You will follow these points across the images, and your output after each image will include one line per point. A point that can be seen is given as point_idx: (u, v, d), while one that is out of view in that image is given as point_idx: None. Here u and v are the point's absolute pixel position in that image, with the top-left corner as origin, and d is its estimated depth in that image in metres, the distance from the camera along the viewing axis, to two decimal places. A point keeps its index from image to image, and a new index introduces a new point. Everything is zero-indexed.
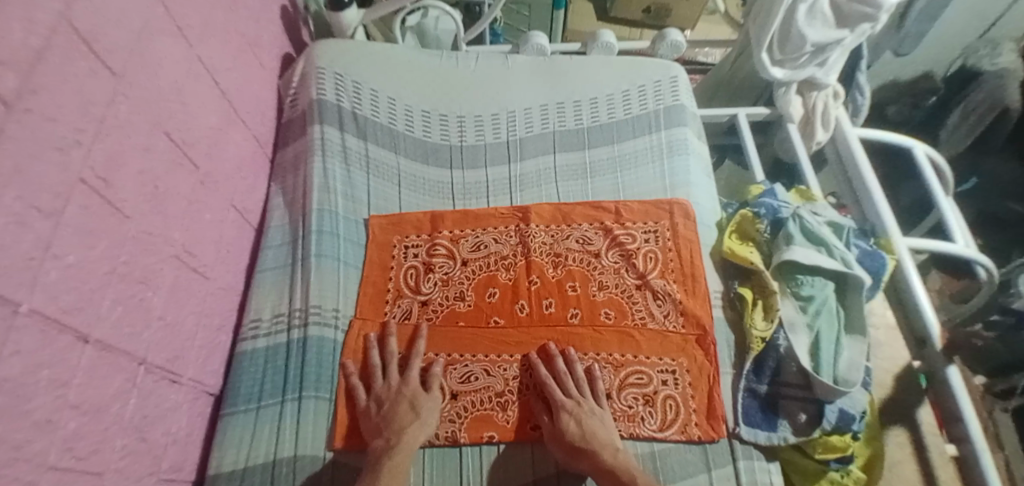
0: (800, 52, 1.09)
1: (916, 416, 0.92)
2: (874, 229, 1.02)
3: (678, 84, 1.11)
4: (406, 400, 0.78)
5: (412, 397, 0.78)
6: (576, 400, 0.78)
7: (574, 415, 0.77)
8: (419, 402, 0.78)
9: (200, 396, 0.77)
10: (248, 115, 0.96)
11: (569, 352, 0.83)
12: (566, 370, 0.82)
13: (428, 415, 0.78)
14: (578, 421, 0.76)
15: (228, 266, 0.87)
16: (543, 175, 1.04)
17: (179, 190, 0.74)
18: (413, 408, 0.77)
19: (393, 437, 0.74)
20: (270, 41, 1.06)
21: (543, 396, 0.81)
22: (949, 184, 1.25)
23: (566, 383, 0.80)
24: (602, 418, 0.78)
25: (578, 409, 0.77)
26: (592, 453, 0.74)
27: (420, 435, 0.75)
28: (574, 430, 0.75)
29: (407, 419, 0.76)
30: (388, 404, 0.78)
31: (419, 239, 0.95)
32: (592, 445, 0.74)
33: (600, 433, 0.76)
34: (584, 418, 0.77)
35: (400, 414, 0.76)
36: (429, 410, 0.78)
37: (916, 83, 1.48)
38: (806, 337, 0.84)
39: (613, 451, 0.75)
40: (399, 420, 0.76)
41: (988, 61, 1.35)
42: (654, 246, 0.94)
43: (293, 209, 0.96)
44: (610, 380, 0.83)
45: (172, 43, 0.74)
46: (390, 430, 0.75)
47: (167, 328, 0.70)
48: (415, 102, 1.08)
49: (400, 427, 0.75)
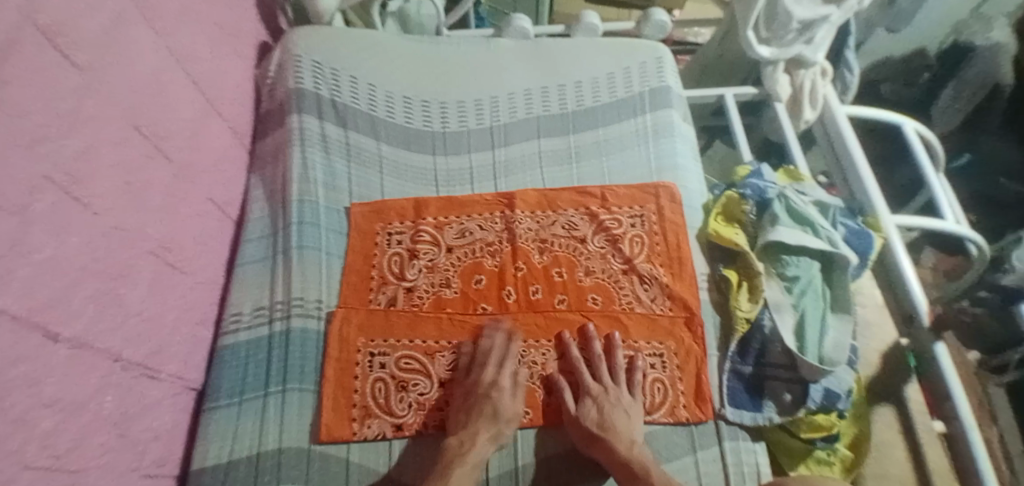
0: (787, 30, 1.08)
1: (903, 394, 0.91)
2: (863, 208, 1.01)
3: (664, 65, 1.10)
4: (490, 402, 0.77)
5: (496, 401, 0.77)
6: (603, 388, 0.79)
7: (597, 401, 0.78)
8: (500, 408, 0.77)
9: (182, 391, 0.77)
10: (225, 106, 0.95)
11: (615, 337, 0.83)
12: (586, 348, 0.84)
13: (506, 422, 0.77)
14: (601, 409, 0.77)
15: (207, 260, 0.86)
16: (528, 161, 1.03)
17: (154, 184, 0.73)
18: (492, 412, 0.76)
19: (466, 440, 0.74)
20: (246, 30, 1.04)
21: (572, 376, 0.83)
22: (940, 162, 1.25)
23: (599, 367, 0.82)
24: (626, 407, 0.78)
25: (603, 397, 0.78)
26: (608, 443, 0.74)
27: (489, 446, 0.75)
28: (594, 417, 0.76)
29: (485, 424, 0.76)
30: (472, 401, 0.78)
31: (403, 226, 0.94)
32: (609, 435, 0.74)
33: (619, 424, 0.76)
34: (608, 405, 0.77)
35: (479, 418, 0.76)
36: (508, 419, 0.77)
37: (912, 61, 1.45)
38: (791, 317, 0.83)
39: (629, 443, 0.74)
40: (476, 424, 0.76)
41: (982, 36, 1.41)
42: (640, 230, 0.94)
43: (273, 200, 0.95)
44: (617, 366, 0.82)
45: (141, 35, 0.73)
46: (466, 433, 0.75)
47: (145, 324, 0.69)
48: (398, 88, 1.06)
49: (475, 430, 0.75)
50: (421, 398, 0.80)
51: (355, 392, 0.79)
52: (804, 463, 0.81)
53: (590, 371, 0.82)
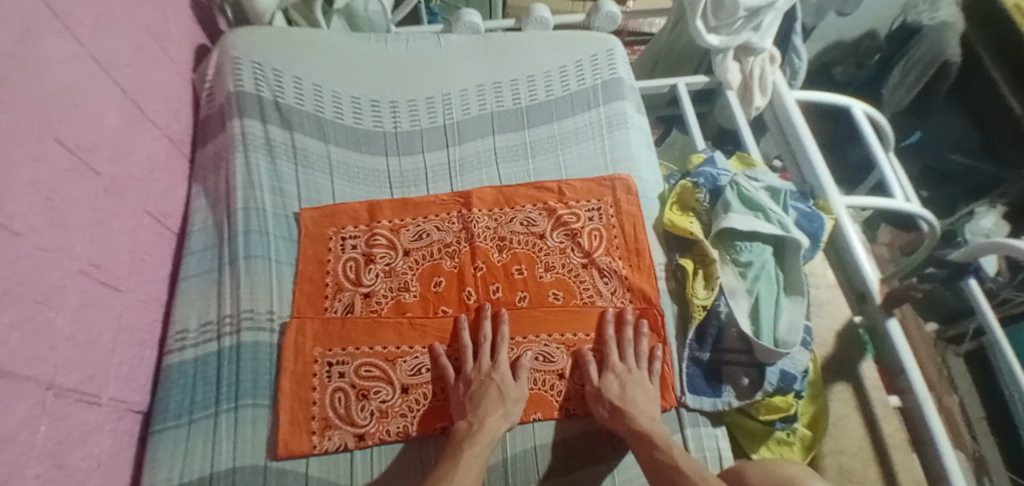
0: (734, 18, 1.08)
1: (859, 372, 0.94)
2: (814, 191, 1.04)
3: (615, 57, 1.10)
4: (495, 383, 0.77)
5: (501, 381, 0.78)
6: (626, 368, 0.80)
7: (619, 377, 0.79)
8: (506, 389, 0.77)
9: (126, 415, 0.73)
10: (158, 114, 0.91)
11: (643, 325, 0.84)
12: (617, 334, 0.84)
13: (513, 405, 0.77)
14: (623, 385, 0.78)
15: (145, 275, 0.82)
16: (484, 158, 1.02)
17: (79, 199, 0.69)
18: (499, 393, 0.77)
19: (476, 421, 0.74)
20: (179, 33, 1.00)
21: (587, 357, 0.83)
22: (889, 143, 1.29)
23: (627, 350, 0.82)
24: (648, 387, 0.80)
25: (626, 374, 0.79)
26: (630, 416, 0.75)
27: (501, 423, 0.75)
28: (615, 391, 0.77)
29: (493, 404, 0.75)
30: (476, 384, 0.77)
31: (357, 230, 0.91)
32: (630, 408, 0.75)
33: (640, 400, 0.77)
34: (631, 382, 0.78)
35: (486, 398, 0.75)
36: (515, 399, 0.77)
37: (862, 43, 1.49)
38: (746, 302, 0.85)
39: (649, 418, 0.75)
40: (483, 406, 0.75)
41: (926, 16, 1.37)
42: (598, 224, 0.94)
43: (217, 209, 0.91)
44: (641, 350, 0.83)
45: (59, 43, 0.69)
46: (473, 413, 0.74)
47: (78, 348, 0.66)
48: (345, 88, 1.03)
49: (485, 411, 0.74)
50: (382, 406, 0.78)
51: (314, 404, 0.77)
52: (765, 445, 0.83)
53: (617, 352, 0.82)
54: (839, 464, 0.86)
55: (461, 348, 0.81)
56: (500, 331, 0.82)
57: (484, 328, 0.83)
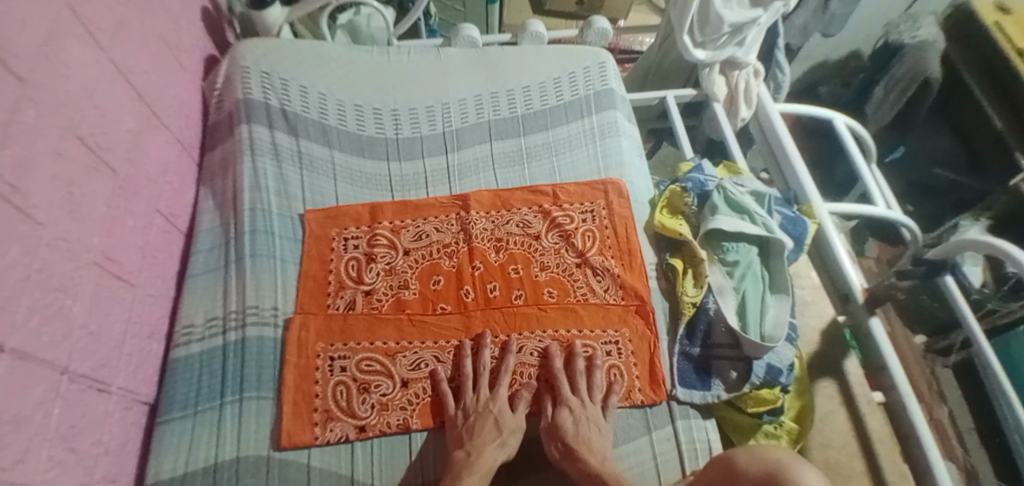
0: (719, 34, 1.14)
1: (844, 369, 0.97)
2: (797, 197, 1.08)
3: (607, 70, 1.15)
4: (492, 416, 0.78)
5: (497, 414, 0.78)
6: (579, 402, 0.80)
7: (574, 412, 0.79)
8: (502, 420, 0.78)
9: (133, 405, 0.75)
10: (170, 119, 0.94)
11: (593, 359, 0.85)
12: (623, 364, 0.86)
13: (509, 435, 0.78)
14: (576, 421, 0.78)
15: (154, 272, 0.84)
16: (481, 163, 1.06)
17: (97, 195, 0.72)
18: (496, 426, 0.77)
19: (474, 452, 0.74)
20: (191, 44, 1.04)
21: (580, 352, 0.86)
22: (872, 154, 1.33)
23: (577, 381, 0.83)
24: (597, 422, 0.80)
25: (580, 409, 0.79)
26: (581, 457, 0.74)
27: (498, 454, 0.75)
28: (569, 427, 0.77)
29: (489, 435, 0.75)
30: (474, 416, 0.78)
31: (359, 231, 0.95)
32: (582, 449, 0.75)
33: (593, 437, 0.77)
34: (583, 416, 0.78)
35: (483, 428, 0.76)
36: (511, 430, 0.78)
37: (845, 64, 1.64)
38: (733, 299, 0.89)
39: (601, 459, 0.76)
40: (481, 436, 0.75)
41: (909, 35, 1.47)
42: (591, 225, 0.97)
43: (224, 211, 0.94)
44: (602, 383, 0.84)
45: (83, 47, 0.73)
46: (471, 443, 0.75)
47: (91, 337, 0.68)
48: (348, 97, 1.07)
49: (483, 441, 0.75)
50: (383, 399, 0.80)
51: (316, 397, 0.79)
52: (752, 437, 0.86)
53: (569, 383, 0.83)
54: (826, 458, 0.88)
55: (462, 371, 0.82)
56: (506, 359, 0.83)
57: (485, 355, 0.83)
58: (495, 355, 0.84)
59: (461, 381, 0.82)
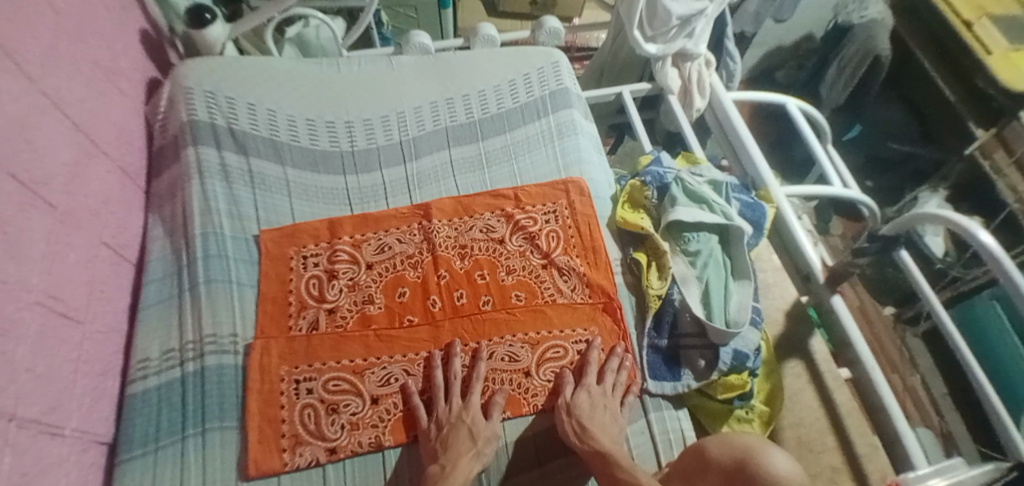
0: (668, 27, 1.15)
1: (809, 347, 0.99)
2: (755, 182, 1.10)
3: (561, 69, 1.16)
4: (466, 426, 0.77)
5: (472, 424, 0.77)
6: (601, 391, 0.82)
7: (591, 394, 0.81)
8: (477, 430, 0.77)
9: (90, 446, 0.72)
10: (111, 147, 0.91)
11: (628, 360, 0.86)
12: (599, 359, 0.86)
13: (485, 445, 0.77)
14: (593, 404, 0.79)
15: (103, 307, 0.81)
16: (440, 171, 1.05)
17: (35, 231, 0.69)
18: (472, 436, 0.76)
19: (449, 464, 0.73)
20: (129, 68, 1.01)
21: (549, 352, 0.86)
22: (829, 137, 1.36)
23: (606, 378, 0.84)
24: (614, 411, 0.81)
25: (598, 395, 0.81)
26: (594, 437, 0.76)
27: (474, 465, 0.74)
28: (585, 408, 0.79)
29: (465, 448, 0.75)
30: (448, 428, 0.77)
31: (318, 248, 0.93)
32: (592, 430, 0.76)
33: (605, 422, 0.79)
34: (600, 403, 0.80)
35: (458, 440, 0.75)
36: (487, 440, 0.77)
37: (800, 45, 1.63)
38: (697, 288, 0.90)
39: (612, 440, 0.77)
40: (456, 449, 0.74)
41: (857, 15, 1.47)
42: (555, 225, 0.97)
43: (175, 237, 0.91)
44: (623, 381, 0.84)
45: (11, 79, 0.70)
46: (445, 457, 0.74)
47: (39, 379, 0.65)
48: (299, 111, 1.05)
49: (457, 453, 0.74)
50: (353, 418, 0.79)
51: (283, 422, 0.77)
52: (725, 423, 0.88)
53: (597, 376, 0.84)
54: (798, 436, 0.90)
55: (434, 382, 0.81)
56: (475, 366, 0.83)
57: (455, 364, 0.82)
58: (465, 363, 0.84)
59: (433, 392, 0.81)
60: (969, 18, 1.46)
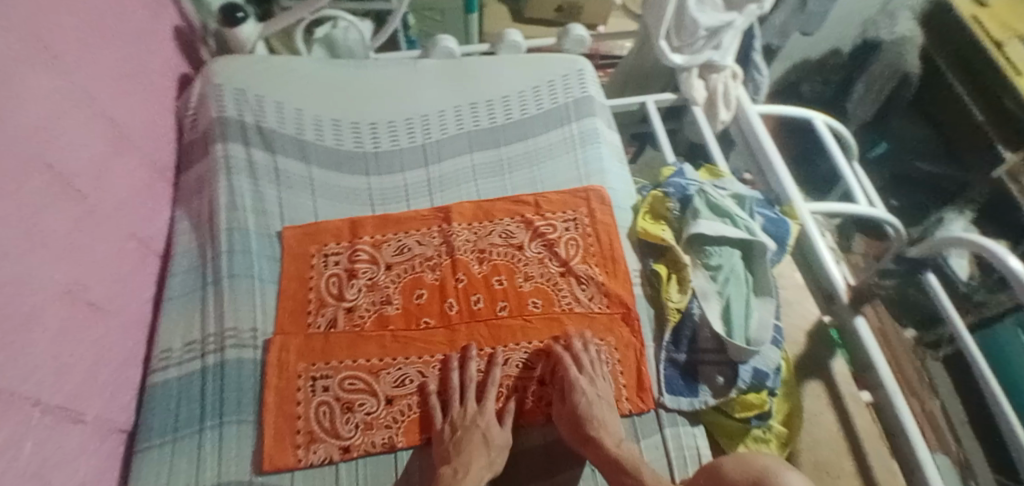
0: (695, 37, 1.15)
1: (830, 367, 0.97)
2: (779, 198, 1.09)
3: (585, 78, 1.16)
4: (479, 430, 0.76)
5: (485, 430, 0.77)
6: (589, 382, 0.81)
7: (586, 392, 0.79)
8: (491, 435, 0.77)
9: (110, 435, 0.73)
10: (142, 141, 0.93)
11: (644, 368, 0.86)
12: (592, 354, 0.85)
13: (498, 451, 0.76)
14: (601, 406, 0.79)
15: (128, 298, 0.83)
16: (462, 175, 1.05)
17: (65, 221, 0.71)
18: (485, 440, 0.76)
19: (461, 468, 0.73)
20: (162, 64, 1.03)
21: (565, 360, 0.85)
22: (854, 151, 1.33)
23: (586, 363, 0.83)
24: (610, 404, 0.81)
25: (590, 389, 0.80)
26: (599, 440, 0.75)
27: (486, 472, 0.74)
28: (584, 405, 0.78)
29: (479, 454, 0.74)
30: (461, 431, 0.77)
31: (339, 247, 0.93)
32: (603, 437, 0.75)
33: (609, 422, 0.78)
34: (594, 396, 0.79)
35: (471, 445, 0.74)
36: (500, 447, 0.76)
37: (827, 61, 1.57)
38: (717, 303, 0.89)
39: (616, 441, 0.76)
40: (469, 454, 0.73)
41: (887, 31, 1.49)
42: (574, 233, 0.97)
43: (200, 232, 0.93)
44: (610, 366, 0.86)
45: (48, 71, 0.72)
46: (457, 461, 0.73)
47: (63, 367, 0.66)
48: (324, 111, 1.06)
49: (470, 458, 0.73)
50: (367, 418, 0.79)
51: (298, 418, 0.78)
52: (741, 442, 0.86)
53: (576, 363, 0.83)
54: (815, 459, 0.88)
55: (449, 385, 0.81)
56: (490, 372, 0.83)
57: (472, 368, 0.82)
58: (481, 368, 0.84)
59: (448, 395, 0.81)
60: (1000, 38, 1.44)
